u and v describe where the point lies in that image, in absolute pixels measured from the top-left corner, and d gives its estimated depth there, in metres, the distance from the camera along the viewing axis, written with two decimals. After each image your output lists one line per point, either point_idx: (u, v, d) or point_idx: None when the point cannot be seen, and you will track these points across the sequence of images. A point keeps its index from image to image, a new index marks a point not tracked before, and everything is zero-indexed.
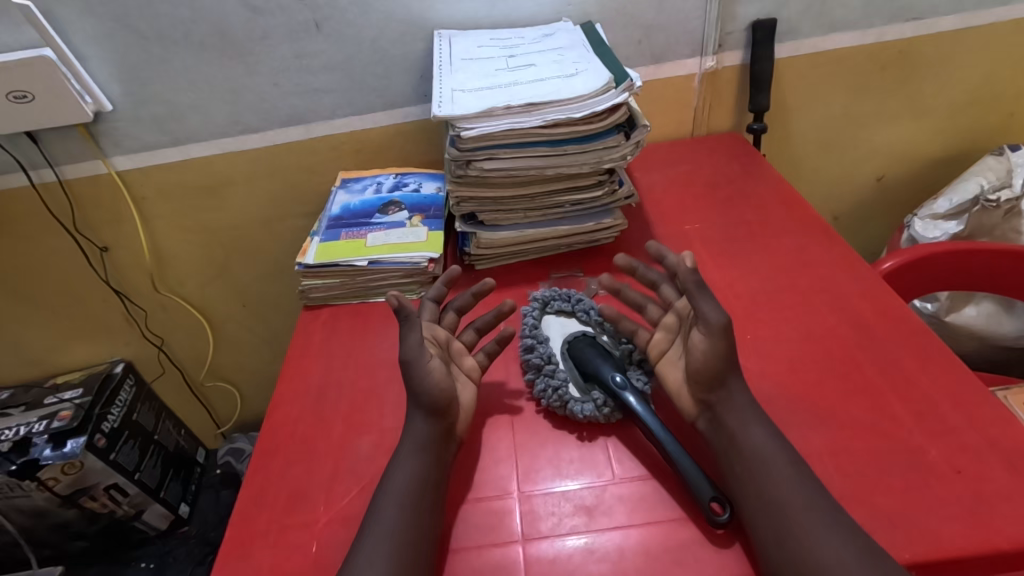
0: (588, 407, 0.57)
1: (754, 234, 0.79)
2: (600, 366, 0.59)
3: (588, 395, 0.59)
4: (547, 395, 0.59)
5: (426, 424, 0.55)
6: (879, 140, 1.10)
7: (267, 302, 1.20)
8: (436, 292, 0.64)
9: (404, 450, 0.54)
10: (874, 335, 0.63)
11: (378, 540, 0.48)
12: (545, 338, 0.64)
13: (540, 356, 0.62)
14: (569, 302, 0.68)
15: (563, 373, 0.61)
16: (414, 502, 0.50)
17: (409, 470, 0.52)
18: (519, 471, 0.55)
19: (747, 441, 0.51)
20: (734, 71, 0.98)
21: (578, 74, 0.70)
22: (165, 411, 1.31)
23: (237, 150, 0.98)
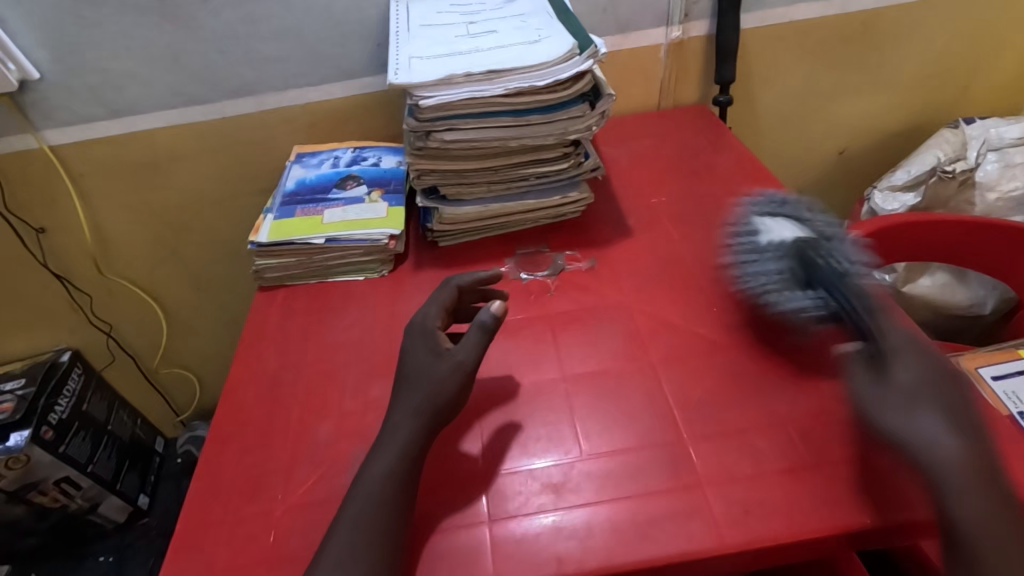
0: (799, 300, 0.58)
1: (720, 207, 0.78)
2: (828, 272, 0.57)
3: (803, 293, 0.58)
4: (761, 278, 0.60)
5: (417, 419, 0.52)
6: (842, 114, 1.11)
7: (223, 284, 1.14)
8: (464, 279, 0.62)
9: (390, 443, 0.51)
10: None
11: (347, 531, 0.46)
12: (773, 237, 0.61)
13: (768, 249, 0.61)
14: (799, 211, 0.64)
15: (786, 272, 0.59)
16: (384, 497, 0.47)
17: (390, 463, 0.49)
18: (484, 451, 0.54)
19: (910, 409, 0.46)
20: (701, 41, 0.96)
21: (540, 41, 0.67)
22: (118, 400, 1.26)
23: (182, 123, 0.92)
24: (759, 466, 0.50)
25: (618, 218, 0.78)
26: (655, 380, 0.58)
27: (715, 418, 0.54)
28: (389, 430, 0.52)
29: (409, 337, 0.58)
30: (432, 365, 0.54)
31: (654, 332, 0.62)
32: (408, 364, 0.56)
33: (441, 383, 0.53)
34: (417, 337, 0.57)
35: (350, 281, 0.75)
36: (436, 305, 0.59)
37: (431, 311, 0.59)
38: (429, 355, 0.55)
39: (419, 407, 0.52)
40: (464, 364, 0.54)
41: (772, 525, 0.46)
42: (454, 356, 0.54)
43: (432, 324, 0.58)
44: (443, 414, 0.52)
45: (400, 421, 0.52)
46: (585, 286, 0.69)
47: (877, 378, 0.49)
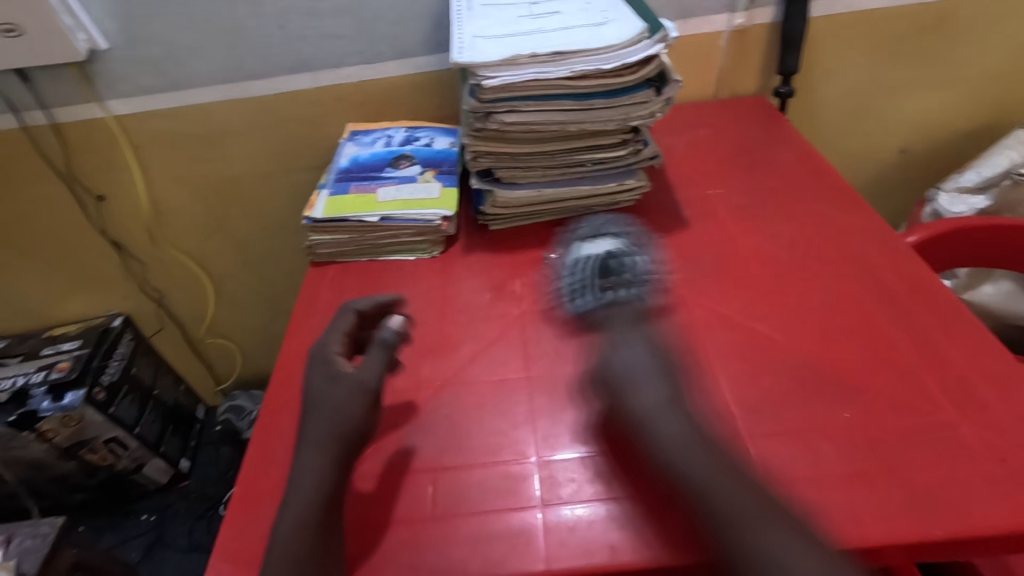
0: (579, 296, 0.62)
1: (780, 202, 0.76)
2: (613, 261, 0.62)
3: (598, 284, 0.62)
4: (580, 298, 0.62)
5: (324, 457, 0.49)
6: (907, 110, 1.06)
7: (269, 258, 1.17)
8: (364, 304, 0.59)
9: (300, 489, 0.47)
10: (904, 308, 0.61)
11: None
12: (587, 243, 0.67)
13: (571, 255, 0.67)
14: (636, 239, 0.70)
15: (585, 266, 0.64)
16: (300, 553, 0.44)
17: (301, 513, 0.46)
18: (536, 436, 0.54)
19: (623, 367, 0.51)
20: (764, 29, 0.93)
21: (607, 23, 0.65)
22: (164, 366, 1.30)
23: (239, 98, 0.94)
24: (819, 469, 0.49)
25: (673, 209, 0.77)
26: (712, 375, 0.56)
27: (773, 417, 0.52)
28: (296, 472, 0.49)
29: (312, 364, 0.55)
30: (331, 391, 0.52)
31: (709, 327, 0.61)
32: (310, 392, 0.53)
33: (343, 407, 0.51)
34: (315, 366, 0.55)
35: (400, 260, 0.75)
36: (333, 331, 0.57)
37: (330, 338, 0.56)
38: (328, 380, 0.53)
39: (333, 435, 0.50)
40: (366, 384, 0.52)
41: (832, 530, 0.45)
42: (357, 377, 0.52)
43: (330, 349, 0.55)
44: (352, 441, 0.50)
45: (306, 461, 0.49)
46: None
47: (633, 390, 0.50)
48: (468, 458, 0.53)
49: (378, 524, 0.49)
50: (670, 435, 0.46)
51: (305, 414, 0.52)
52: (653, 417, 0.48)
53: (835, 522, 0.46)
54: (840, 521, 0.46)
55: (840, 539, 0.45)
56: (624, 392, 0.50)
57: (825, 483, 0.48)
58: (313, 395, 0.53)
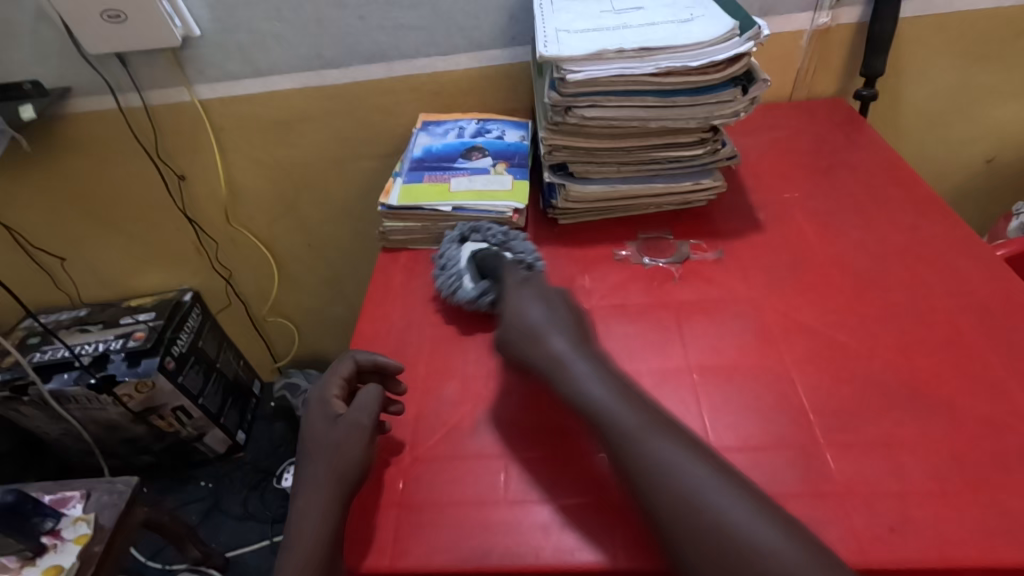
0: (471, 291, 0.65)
1: (861, 208, 0.73)
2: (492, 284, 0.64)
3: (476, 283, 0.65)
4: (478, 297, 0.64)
5: (320, 499, 0.49)
6: (997, 117, 1.00)
7: (332, 243, 1.20)
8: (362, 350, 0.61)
9: (299, 538, 0.48)
10: (998, 322, 0.58)
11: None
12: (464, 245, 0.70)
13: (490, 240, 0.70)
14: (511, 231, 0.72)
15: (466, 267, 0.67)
16: None
17: (301, 560, 0.47)
18: None
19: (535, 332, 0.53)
20: (849, 29, 0.90)
21: (694, 20, 0.64)
22: (226, 341, 1.36)
23: (317, 85, 0.97)
24: (902, 485, 0.47)
25: (748, 211, 0.75)
26: (787, 381, 0.55)
27: (858, 429, 0.51)
28: (299, 514, 0.50)
29: (311, 408, 0.57)
30: (329, 435, 0.53)
31: (784, 331, 0.60)
32: (309, 436, 0.55)
33: (339, 447, 0.52)
34: (316, 412, 0.56)
35: None
36: (331, 379, 0.58)
37: (329, 381, 0.58)
38: (325, 423, 0.54)
39: (332, 477, 0.50)
40: (355, 424, 0.52)
41: (916, 547, 0.44)
42: (351, 418, 0.53)
43: (327, 395, 0.56)
44: (351, 482, 0.50)
45: (305, 506, 0.50)
46: (709, 276, 0.67)
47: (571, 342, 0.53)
48: (538, 447, 0.53)
49: (452, 504, 0.50)
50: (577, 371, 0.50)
51: (308, 460, 0.53)
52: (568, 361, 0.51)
53: (919, 540, 0.44)
54: (925, 540, 0.44)
55: (924, 557, 0.43)
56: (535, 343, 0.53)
57: (909, 499, 0.46)
58: (314, 441, 0.54)
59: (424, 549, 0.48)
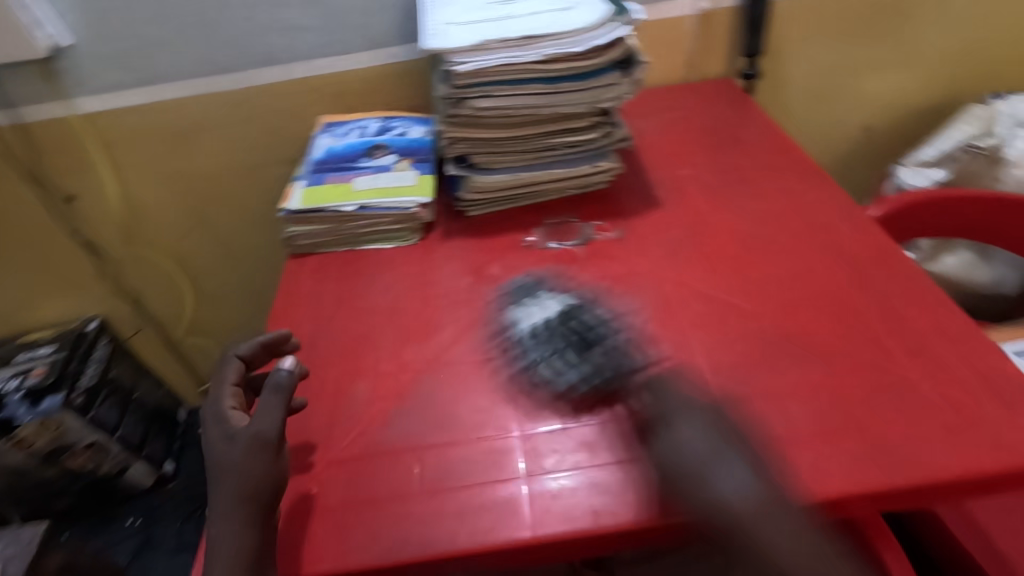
0: (567, 376, 0.57)
1: (749, 180, 0.78)
2: (600, 346, 0.59)
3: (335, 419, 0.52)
4: (545, 363, 0.58)
5: (234, 525, 0.47)
6: (870, 88, 1.09)
7: (246, 255, 1.16)
8: (247, 350, 0.59)
9: (218, 564, 0.46)
10: (868, 276, 0.63)
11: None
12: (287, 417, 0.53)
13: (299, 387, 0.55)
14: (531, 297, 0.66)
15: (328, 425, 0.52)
16: None
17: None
18: (518, 412, 0.55)
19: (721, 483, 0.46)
20: (729, 12, 0.95)
21: (575, 7, 0.66)
22: (144, 368, 1.28)
23: (209, 92, 0.93)
24: (788, 429, 0.51)
25: (647, 190, 0.78)
26: (686, 347, 0.58)
27: (749, 382, 0.55)
28: (214, 544, 0.47)
29: (210, 425, 0.54)
30: (230, 450, 0.50)
31: (682, 300, 0.63)
32: (210, 454, 0.52)
33: (248, 463, 0.49)
34: (212, 427, 0.53)
35: (379, 249, 0.75)
36: (223, 393, 0.56)
37: (223, 395, 0.55)
38: (223, 439, 0.52)
39: (243, 496, 0.48)
40: (253, 439, 0.50)
41: (800, 484, 0.48)
42: (252, 428, 0.51)
43: (223, 407, 0.54)
44: (264, 497, 0.48)
45: (218, 532, 0.47)
46: (612, 255, 0.69)
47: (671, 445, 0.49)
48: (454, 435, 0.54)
49: (368, 501, 0.50)
50: (730, 502, 0.45)
51: (214, 483, 0.50)
52: (717, 489, 0.46)
53: (802, 477, 0.48)
54: (808, 476, 0.48)
55: (808, 491, 0.47)
56: (699, 483, 0.46)
57: (795, 441, 0.50)
58: (218, 459, 0.51)
59: (342, 549, 0.48)
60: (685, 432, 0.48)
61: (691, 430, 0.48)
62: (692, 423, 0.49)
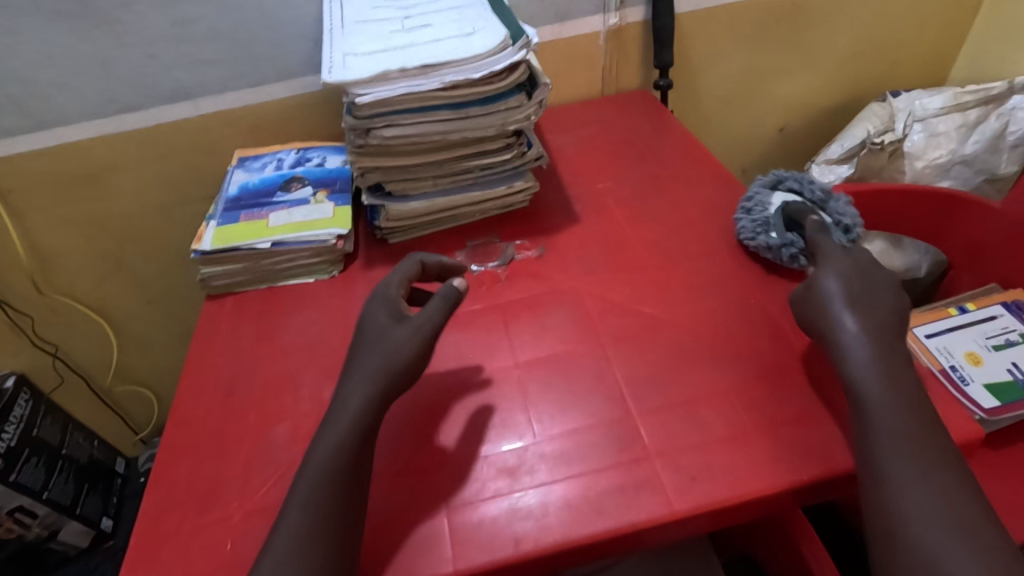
0: (748, 239, 0.66)
1: (664, 189, 0.80)
2: (774, 223, 0.67)
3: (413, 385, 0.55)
4: (727, 233, 0.68)
5: (365, 391, 0.52)
6: (780, 91, 1.14)
7: (174, 295, 1.11)
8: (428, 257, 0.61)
9: (336, 425, 0.50)
10: (775, 277, 0.66)
11: (302, 503, 0.47)
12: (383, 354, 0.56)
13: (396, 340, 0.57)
14: (799, 183, 0.74)
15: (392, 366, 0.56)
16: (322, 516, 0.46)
17: (332, 447, 0.49)
18: (462, 431, 0.55)
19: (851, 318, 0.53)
20: (638, 27, 0.98)
21: (475, 33, 0.67)
22: (73, 422, 1.21)
23: (115, 132, 0.89)
24: (702, 435, 0.52)
25: (566, 205, 0.79)
26: (604, 361, 0.59)
27: (664, 391, 0.56)
28: (341, 401, 0.52)
29: (371, 303, 0.58)
30: (388, 331, 0.55)
31: (601, 313, 0.64)
32: (366, 326, 0.56)
33: (400, 350, 0.53)
34: (376, 302, 0.57)
35: (300, 284, 0.74)
36: (392, 277, 0.59)
37: (393, 282, 0.59)
38: (387, 320, 0.55)
39: (379, 375, 0.52)
40: (422, 329, 0.54)
41: (713, 489, 0.49)
42: (416, 322, 0.54)
43: (392, 291, 0.58)
44: (398, 381, 0.53)
45: (348, 395, 0.52)
46: (534, 273, 0.70)
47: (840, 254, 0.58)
48: (398, 463, 0.53)
49: None
50: (845, 326, 0.53)
51: (361, 346, 0.55)
52: (834, 315, 0.54)
53: (715, 482, 0.49)
54: (720, 481, 0.49)
55: (721, 496, 0.48)
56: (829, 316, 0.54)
57: (709, 447, 0.52)
58: (371, 332, 0.55)
59: None
60: (827, 280, 0.56)
61: (840, 264, 0.57)
62: (878, 272, 0.56)
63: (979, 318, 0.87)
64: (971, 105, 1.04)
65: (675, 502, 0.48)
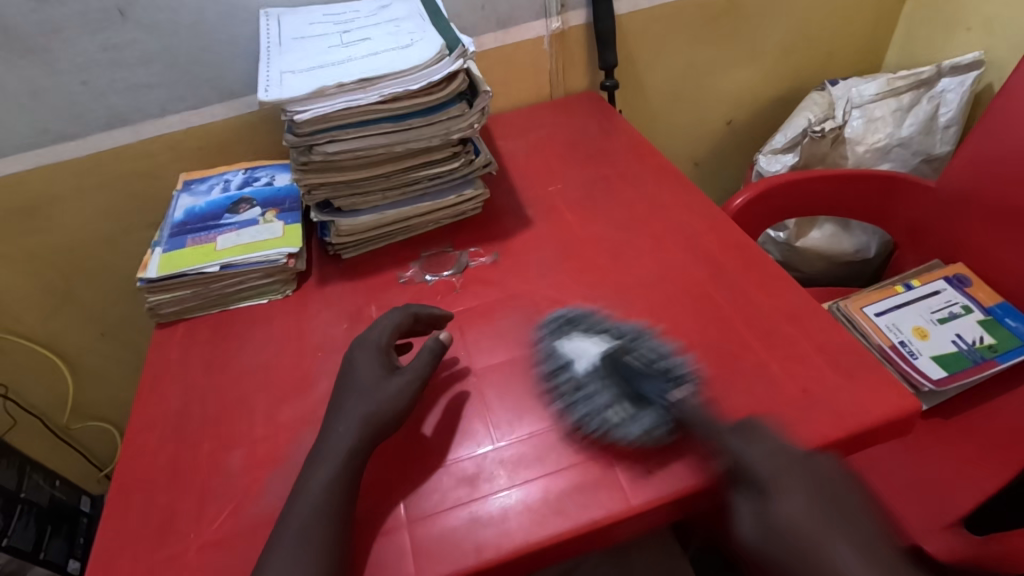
0: (643, 422, 0.53)
1: (614, 189, 0.81)
2: (660, 392, 0.55)
3: (629, 416, 0.53)
4: (600, 416, 0.54)
5: (362, 419, 0.52)
6: (724, 86, 1.17)
7: (129, 325, 1.09)
8: (420, 310, 0.62)
9: (335, 452, 0.51)
10: (723, 269, 0.67)
11: (297, 530, 0.47)
12: (568, 363, 0.59)
13: (642, 359, 0.58)
14: (593, 324, 0.63)
15: (598, 393, 0.56)
16: (321, 538, 0.46)
17: (330, 475, 0.50)
18: (447, 436, 0.55)
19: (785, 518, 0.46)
20: (581, 30, 0.99)
21: (412, 45, 0.67)
22: (30, 464, 1.15)
23: (52, 162, 0.86)
24: (657, 429, 0.53)
25: (518, 210, 0.80)
26: (560, 362, 0.60)
27: (617, 386, 0.57)
28: (332, 436, 0.52)
29: (359, 351, 0.58)
30: (381, 381, 0.55)
31: (555, 315, 0.65)
32: (356, 374, 0.56)
33: (389, 401, 0.54)
34: (365, 349, 0.58)
35: (253, 306, 0.73)
36: (382, 326, 0.60)
37: (381, 331, 0.60)
38: (380, 370, 0.56)
39: (367, 418, 0.52)
40: (417, 380, 0.55)
41: (669, 482, 0.50)
42: (406, 374, 0.55)
43: (384, 340, 0.59)
44: (389, 422, 0.53)
45: (344, 431, 0.52)
46: (489, 281, 0.70)
47: (762, 511, 0.47)
48: (377, 476, 0.53)
49: None
50: (781, 513, 0.46)
51: (349, 390, 0.55)
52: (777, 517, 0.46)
53: (670, 473, 0.50)
54: (674, 473, 0.50)
55: (677, 488, 0.49)
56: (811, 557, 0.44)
57: (663, 439, 0.53)
58: (362, 379, 0.56)
59: None
60: (826, 463, 0.49)
61: (796, 498, 0.46)
62: (794, 463, 0.48)
63: (925, 293, 0.90)
64: (903, 90, 1.08)
65: (639, 493, 0.49)
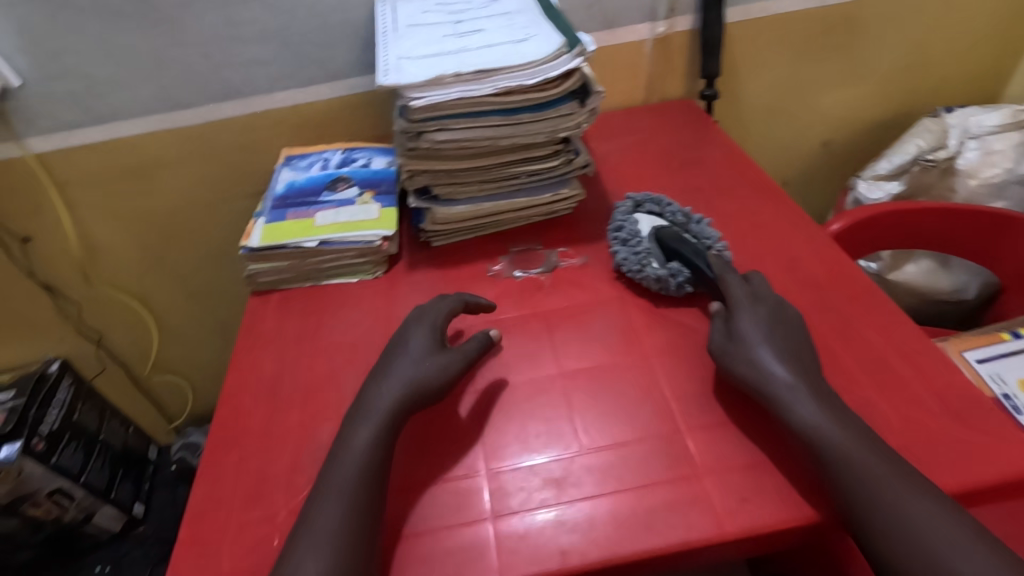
0: (666, 269, 0.65)
1: (711, 202, 0.79)
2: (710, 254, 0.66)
3: (667, 266, 0.65)
4: (630, 254, 0.68)
5: (407, 390, 0.54)
6: (826, 103, 1.12)
7: (215, 290, 1.14)
8: (472, 299, 0.64)
9: (374, 414, 0.52)
10: (828, 297, 0.64)
11: (340, 487, 0.48)
12: (633, 221, 0.72)
13: (628, 231, 0.70)
14: (659, 205, 0.74)
15: (644, 245, 0.68)
16: (356, 498, 0.47)
17: (370, 437, 0.51)
18: (506, 433, 0.55)
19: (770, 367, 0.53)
20: (686, 36, 0.97)
21: (528, 39, 0.67)
22: (110, 409, 1.22)
23: (168, 128, 0.91)
24: (753, 456, 0.51)
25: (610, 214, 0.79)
26: (651, 373, 0.58)
27: (712, 407, 0.55)
28: (372, 401, 0.53)
29: (413, 326, 0.60)
30: (430, 357, 0.56)
31: (646, 326, 0.63)
32: (408, 347, 0.58)
33: (430, 375, 0.55)
34: (421, 325, 0.60)
35: (344, 284, 0.74)
36: (436, 305, 0.62)
37: (436, 312, 0.61)
38: (431, 346, 0.58)
39: (412, 390, 0.54)
40: (465, 361, 0.57)
41: (762, 514, 0.48)
42: (451, 356, 0.57)
43: (440, 321, 0.60)
44: (431, 398, 0.54)
45: (383, 396, 0.53)
46: (578, 282, 0.69)
47: (727, 332, 0.57)
48: (420, 457, 0.54)
49: None
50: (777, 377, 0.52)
51: (399, 360, 0.57)
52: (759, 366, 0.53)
53: (765, 504, 0.48)
54: (769, 504, 0.48)
55: (770, 523, 0.47)
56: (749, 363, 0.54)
57: (760, 468, 0.51)
58: (413, 353, 0.57)
59: None
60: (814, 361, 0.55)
61: (754, 317, 0.57)
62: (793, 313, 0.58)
63: None
64: None
65: (733, 520, 0.47)
